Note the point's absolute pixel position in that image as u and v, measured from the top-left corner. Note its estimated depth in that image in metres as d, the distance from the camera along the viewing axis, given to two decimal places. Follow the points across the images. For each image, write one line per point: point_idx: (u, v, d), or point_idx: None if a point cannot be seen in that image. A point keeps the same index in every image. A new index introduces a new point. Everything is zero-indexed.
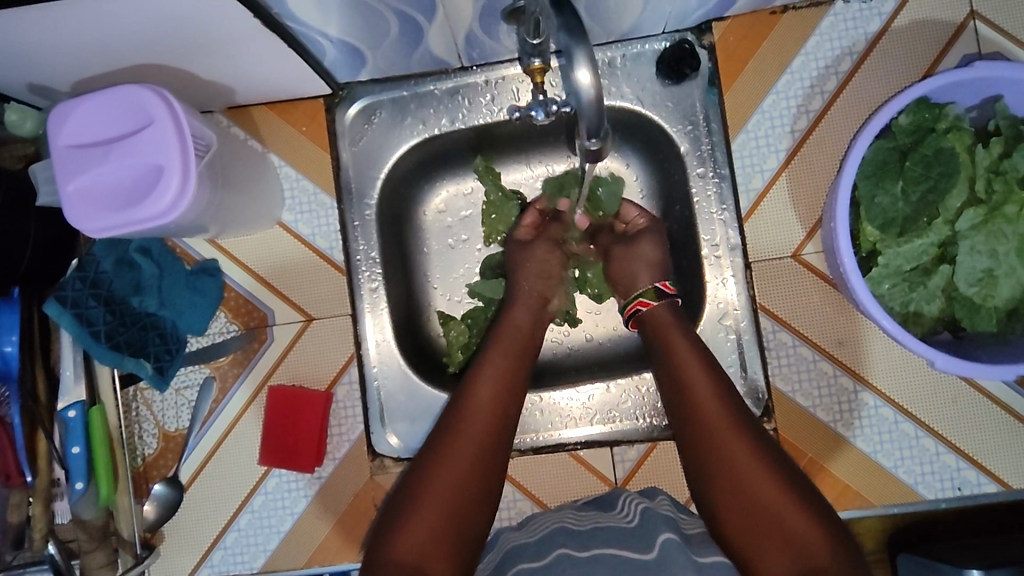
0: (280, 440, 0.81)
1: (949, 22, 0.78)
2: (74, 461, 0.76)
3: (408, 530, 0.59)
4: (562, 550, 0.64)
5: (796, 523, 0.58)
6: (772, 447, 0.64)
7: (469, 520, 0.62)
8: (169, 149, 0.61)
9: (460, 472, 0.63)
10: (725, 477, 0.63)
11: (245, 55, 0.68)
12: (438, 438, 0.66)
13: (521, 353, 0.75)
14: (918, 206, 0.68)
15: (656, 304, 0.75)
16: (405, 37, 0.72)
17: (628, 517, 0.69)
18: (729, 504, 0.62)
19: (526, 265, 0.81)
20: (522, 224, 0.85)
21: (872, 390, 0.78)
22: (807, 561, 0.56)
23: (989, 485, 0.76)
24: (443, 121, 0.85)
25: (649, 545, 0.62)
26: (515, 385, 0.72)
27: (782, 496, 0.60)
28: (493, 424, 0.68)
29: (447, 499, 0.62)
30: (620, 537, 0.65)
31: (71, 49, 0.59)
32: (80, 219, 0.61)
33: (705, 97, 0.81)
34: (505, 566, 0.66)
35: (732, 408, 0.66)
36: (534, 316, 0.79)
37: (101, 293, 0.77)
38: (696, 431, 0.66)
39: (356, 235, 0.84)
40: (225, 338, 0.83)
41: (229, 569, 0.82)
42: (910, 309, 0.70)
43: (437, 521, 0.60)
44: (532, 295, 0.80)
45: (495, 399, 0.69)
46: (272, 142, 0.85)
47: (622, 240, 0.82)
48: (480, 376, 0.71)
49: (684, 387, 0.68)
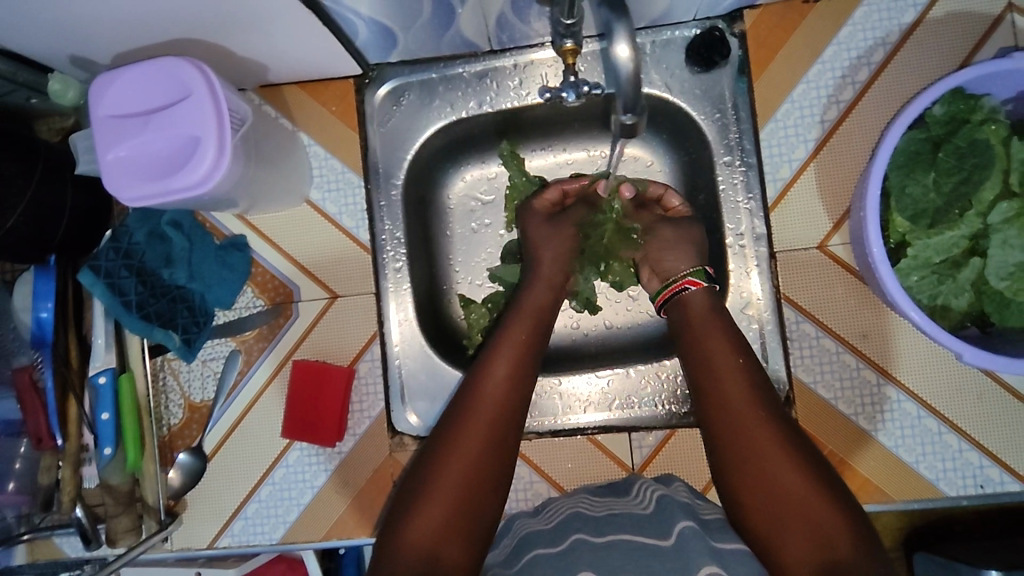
0: (301, 413, 0.82)
1: (986, 15, 0.77)
2: (103, 427, 0.78)
3: (422, 520, 0.61)
4: (578, 536, 0.65)
5: (822, 515, 0.59)
6: (801, 437, 0.65)
7: (482, 509, 0.63)
8: (207, 122, 0.63)
9: (474, 461, 0.64)
10: (750, 473, 0.64)
11: (280, 31, 0.69)
12: (448, 430, 0.66)
13: (535, 333, 0.74)
14: (949, 197, 0.67)
15: (704, 285, 0.75)
16: (438, 17, 0.72)
17: (643, 504, 0.70)
18: (754, 498, 0.63)
19: (546, 244, 0.81)
20: (543, 197, 0.85)
21: (915, 400, 0.77)
22: (822, 541, 0.58)
23: (1012, 484, 0.76)
24: (470, 103, 0.85)
25: (667, 532, 0.63)
26: (527, 366, 0.71)
27: (808, 484, 0.61)
28: (505, 407, 0.67)
29: (457, 492, 0.62)
30: (637, 523, 0.66)
31: (113, 21, 0.61)
32: (117, 187, 0.63)
33: (735, 85, 0.81)
34: (521, 550, 0.68)
35: (763, 398, 0.67)
36: (551, 294, 0.78)
37: (134, 264, 0.79)
38: (732, 425, 0.66)
39: (382, 215, 0.85)
40: (251, 313, 0.85)
41: (249, 539, 0.83)
42: (937, 303, 0.69)
43: (450, 510, 0.61)
44: (554, 275, 0.80)
45: (508, 383, 0.68)
46: (301, 121, 0.85)
47: (667, 221, 0.82)
48: (493, 362, 0.70)
49: (722, 380, 0.68)
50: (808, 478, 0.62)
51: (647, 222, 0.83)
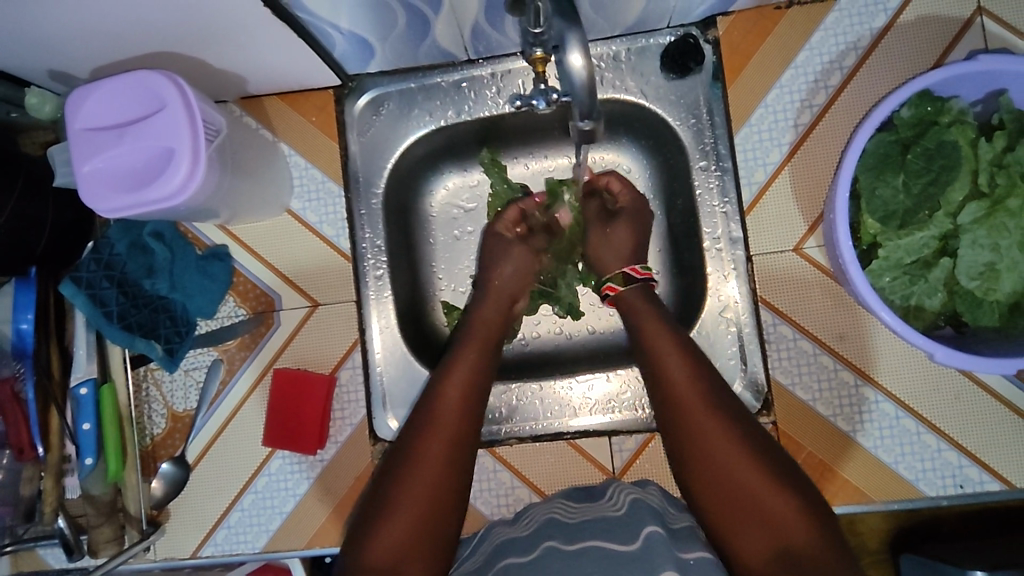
0: (283, 421, 0.83)
1: (956, 18, 0.78)
2: (85, 437, 0.78)
3: (383, 536, 0.61)
4: (550, 543, 0.65)
5: (775, 508, 0.60)
6: (752, 428, 0.65)
7: (444, 522, 0.63)
8: (182, 134, 0.64)
9: (433, 474, 0.64)
10: (708, 471, 0.64)
11: (256, 44, 0.70)
12: (405, 446, 0.66)
13: (488, 345, 0.75)
14: (918, 198, 0.67)
15: (623, 289, 0.78)
16: (413, 28, 0.73)
17: (616, 506, 0.71)
18: (711, 489, 0.63)
19: (501, 260, 0.82)
20: (503, 217, 0.85)
21: (891, 400, 0.77)
22: (777, 539, 0.59)
23: (992, 484, 0.76)
24: (449, 112, 0.86)
25: (634, 536, 0.64)
26: (481, 378, 0.71)
27: (763, 479, 0.61)
28: (462, 420, 0.68)
29: (418, 505, 0.62)
30: (610, 529, 0.66)
31: (88, 36, 0.62)
32: (93, 199, 0.64)
33: (709, 92, 0.82)
34: (493, 559, 0.68)
35: (711, 395, 0.66)
36: (503, 310, 0.80)
37: (115, 274, 0.79)
38: (683, 422, 0.66)
39: (363, 223, 0.86)
40: (233, 322, 0.85)
41: (232, 548, 0.83)
42: (911, 303, 0.70)
43: (411, 525, 0.62)
44: (507, 287, 0.81)
45: (463, 395, 0.69)
46: (282, 131, 0.86)
47: (603, 217, 0.84)
48: (449, 375, 0.71)
49: (670, 380, 0.68)
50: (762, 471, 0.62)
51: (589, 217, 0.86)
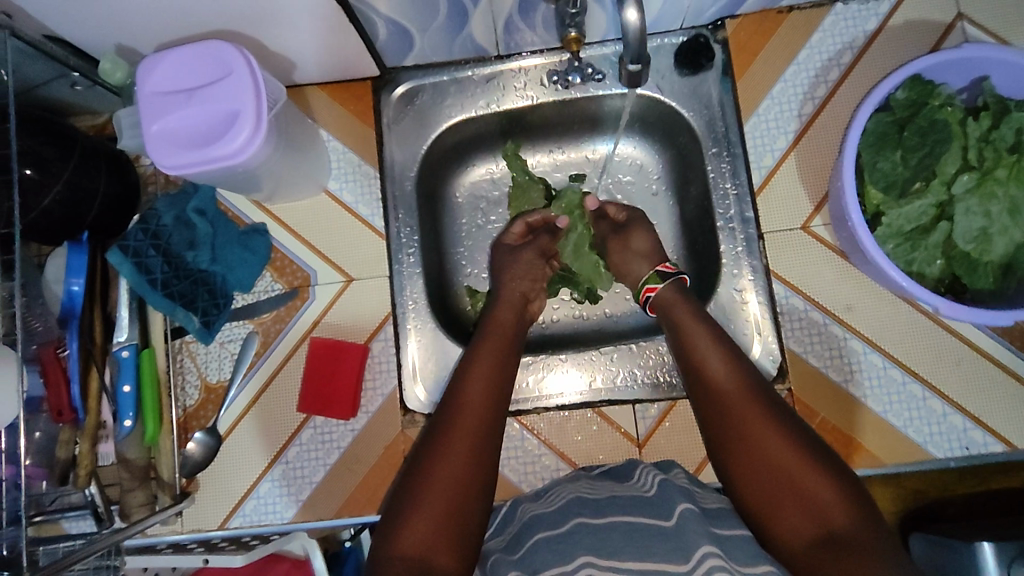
0: (317, 387, 0.85)
1: (939, 22, 0.87)
2: (125, 398, 0.81)
3: (414, 526, 0.62)
4: (579, 519, 0.66)
5: (812, 488, 0.63)
6: (785, 413, 0.69)
7: (471, 513, 0.65)
8: (246, 96, 0.68)
9: (460, 465, 0.66)
10: (742, 449, 0.67)
11: (309, 28, 0.76)
12: (432, 439, 0.68)
13: (508, 344, 0.79)
14: (916, 169, 0.74)
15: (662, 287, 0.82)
16: (451, 20, 0.80)
17: (646, 488, 0.71)
18: (748, 468, 0.66)
19: (511, 267, 0.87)
20: (510, 231, 0.92)
21: (899, 367, 0.82)
22: (819, 523, 0.61)
23: (995, 445, 0.80)
24: (479, 103, 0.92)
25: (668, 514, 0.64)
26: (504, 373, 0.75)
27: (798, 456, 0.65)
28: (487, 410, 0.71)
29: (448, 495, 0.64)
30: (637, 506, 0.67)
31: (161, 11, 0.68)
32: (162, 155, 0.68)
33: (720, 86, 0.89)
34: (524, 536, 0.69)
35: (748, 382, 0.71)
36: (516, 312, 0.83)
37: (160, 245, 0.83)
38: (723, 408, 0.70)
39: (396, 204, 0.90)
40: (268, 296, 0.89)
41: (261, 519, 0.84)
42: (913, 269, 0.76)
43: (443, 515, 0.63)
44: (515, 294, 0.85)
45: (485, 388, 0.72)
46: (322, 118, 0.92)
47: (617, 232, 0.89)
48: (472, 369, 0.74)
49: (701, 368, 0.73)
50: (796, 450, 0.65)
51: (604, 232, 0.90)
